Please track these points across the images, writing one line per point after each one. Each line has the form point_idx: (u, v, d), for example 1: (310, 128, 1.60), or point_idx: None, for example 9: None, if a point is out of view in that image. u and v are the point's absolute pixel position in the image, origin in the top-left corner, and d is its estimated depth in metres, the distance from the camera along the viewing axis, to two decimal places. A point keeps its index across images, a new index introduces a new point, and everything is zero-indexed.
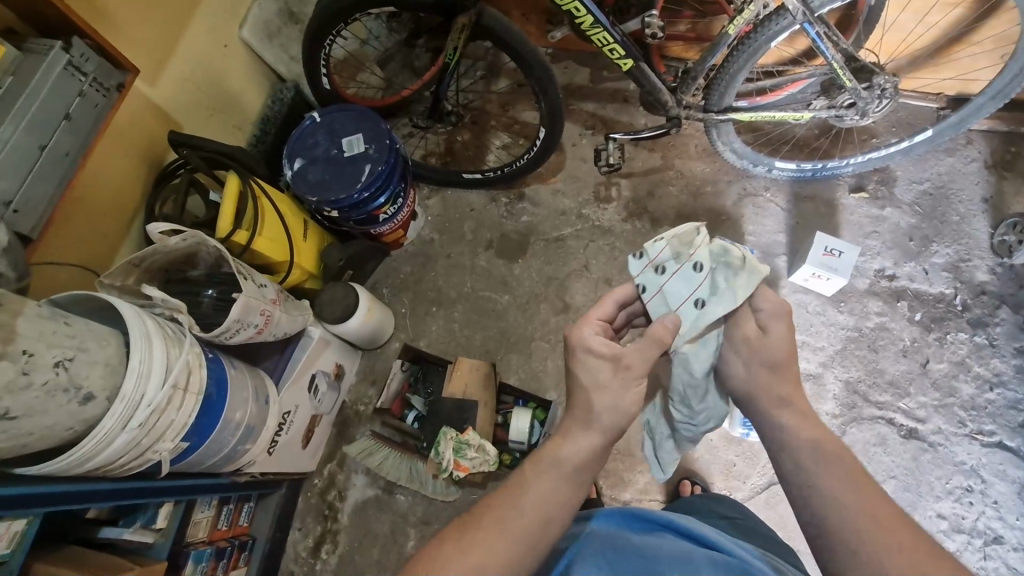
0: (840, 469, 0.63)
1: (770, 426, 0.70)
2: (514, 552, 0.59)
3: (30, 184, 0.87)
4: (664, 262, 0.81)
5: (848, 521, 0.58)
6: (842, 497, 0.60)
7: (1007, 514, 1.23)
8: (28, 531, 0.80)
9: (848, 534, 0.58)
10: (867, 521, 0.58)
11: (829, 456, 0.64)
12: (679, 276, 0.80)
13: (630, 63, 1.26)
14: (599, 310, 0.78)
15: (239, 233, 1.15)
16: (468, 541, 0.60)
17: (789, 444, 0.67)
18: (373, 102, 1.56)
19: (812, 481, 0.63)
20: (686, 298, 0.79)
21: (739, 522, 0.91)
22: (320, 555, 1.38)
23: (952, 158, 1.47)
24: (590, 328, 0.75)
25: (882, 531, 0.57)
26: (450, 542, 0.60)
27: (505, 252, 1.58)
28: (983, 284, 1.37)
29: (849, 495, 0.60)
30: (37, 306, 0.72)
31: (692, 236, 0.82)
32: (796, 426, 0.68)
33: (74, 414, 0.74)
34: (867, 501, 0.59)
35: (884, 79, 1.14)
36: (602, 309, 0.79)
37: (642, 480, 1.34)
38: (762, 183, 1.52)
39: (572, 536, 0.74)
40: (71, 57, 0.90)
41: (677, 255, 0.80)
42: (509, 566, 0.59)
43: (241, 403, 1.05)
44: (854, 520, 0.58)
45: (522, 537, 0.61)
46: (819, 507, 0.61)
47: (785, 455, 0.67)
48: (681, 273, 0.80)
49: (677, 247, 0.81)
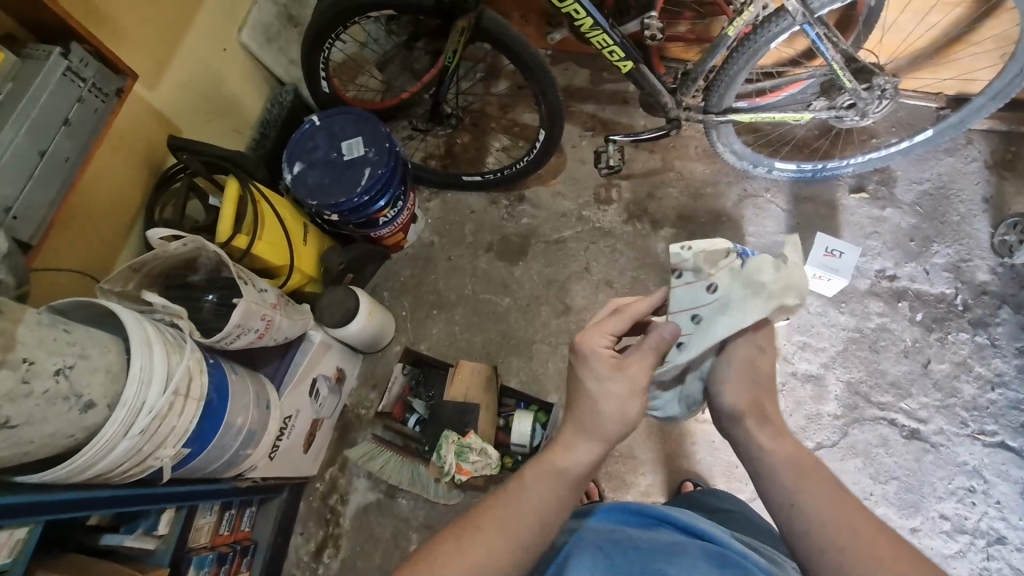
0: (814, 483, 0.64)
1: (754, 440, 0.71)
2: (512, 552, 0.61)
3: (30, 190, 0.87)
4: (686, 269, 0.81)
5: (824, 534, 0.60)
6: (818, 510, 0.61)
7: (1010, 515, 1.22)
8: (31, 538, 0.80)
9: (825, 545, 0.59)
10: (843, 532, 0.59)
11: (804, 470, 0.65)
12: (690, 289, 0.80)
13: (630, 65, 1.26)
14: (617, 323, 0.76)
15: (239, 237, 1.15)
16: (468, 543, 0.61)
17: (765, 460, 0.68)
18: (372, 105, 1.56)
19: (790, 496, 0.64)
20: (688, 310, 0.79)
21: (734, 515, 0.91)
22: (322, 560, 1.38)
23: (952, 158, 1.47)
24: (603, 339, 0.74)
25: (857, 541, 0.58)
26: (451, 543, 0.62)
27: (506, 254, 1.58)
28: (984, 284, 1.37)
29: (823, 507, 0.62)
30: (37, 313, 0.72)
31: (721, 257, 0.79)
32: (770, 444, 0.69)
33: (75, 422, 0.74)
34: (841, 511, 0.61)
35: (884, 79, 1.14)
36: (616, 321, 0.76)
37: (644, 482, 1.34)
38: (763, 184, 1.52)
39: (571, 530, 0.74)
40: (70, 62, 0.89)
41: (697, 269, 0.80)
42: (507, 565, 0.61)
43: (242, 408, 1.05)
44: (829, 532, 0.60)
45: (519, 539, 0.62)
46: (796, 520, 0.62)
47: (761, 471, 0.68)
48: (692, 287, 0.80)
49: (701, 262, 0.79)
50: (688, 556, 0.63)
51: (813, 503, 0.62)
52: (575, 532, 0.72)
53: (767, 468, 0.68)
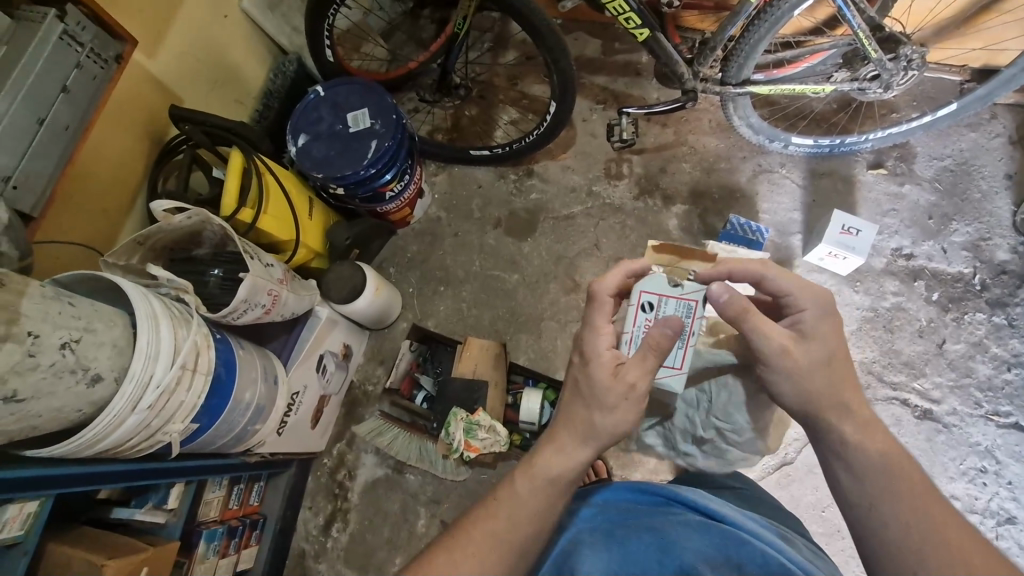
0: (907, 490, 0.61)
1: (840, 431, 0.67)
2: (490, 545, 0.63)
3: (28, 161, 0.84)
4: (685, 285, 0.79)
5: (901, 540, 0.59)
6: (904, 516, 0.60)
7: (1021, 495, 1.22)
8: (42, 512, 0.79)
9: (902, 558, 0.58)
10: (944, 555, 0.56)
11: (909, 492, 0.61)
12: (654, 278, 0.79)
13: (646, 33, 1.20)
14: (604, 316, 0.74)
15: (244, 211, 1.12)
16: (458, 554, 0.63)
17: (849, 452, 0.65)
18: (377, 76, 1.49)
19: (871, 498, 0.62)
20: (658, 295, 0.79)
21: (744, 493, 0.88)
22: (331, 533, 1.39)
23: (976, 133, 1.43)
24: (608, 340, 0.72)
25: (949, 537, 0.57)
26: (440, 556, 0.63)
27: (515, 230, 1.55)
28: (1004, 263, 1.34)
29: (905, 509, 0.60)
30: (41, 286, 0.70)
31: (676, 290, 0.79)
32: (859, 435, 0.66)
33: (83, 396, 0.73)
34: (928, 511, 0.60)
35: (912, 49, 1.09)
36: (608, 315, 0.75)
37: (653, 460, 1.33)
38: (778, 159, 1.48)
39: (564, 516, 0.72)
40: (67, 26, 0.86)
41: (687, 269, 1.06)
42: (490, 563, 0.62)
43: (251, 383, 1.04)
44: (911, 538, 0.59)
45: (499, 541, 0.63)
46: (877, 522, 0.61)
47: (847, 464, 0.65)
48: (695, 291, 0.78)
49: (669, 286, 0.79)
50: (704, 543, 0.59)
51: (899, 510, 0.60)
52: (580, 520, 0.69)
53: (854, 463, 0.65)
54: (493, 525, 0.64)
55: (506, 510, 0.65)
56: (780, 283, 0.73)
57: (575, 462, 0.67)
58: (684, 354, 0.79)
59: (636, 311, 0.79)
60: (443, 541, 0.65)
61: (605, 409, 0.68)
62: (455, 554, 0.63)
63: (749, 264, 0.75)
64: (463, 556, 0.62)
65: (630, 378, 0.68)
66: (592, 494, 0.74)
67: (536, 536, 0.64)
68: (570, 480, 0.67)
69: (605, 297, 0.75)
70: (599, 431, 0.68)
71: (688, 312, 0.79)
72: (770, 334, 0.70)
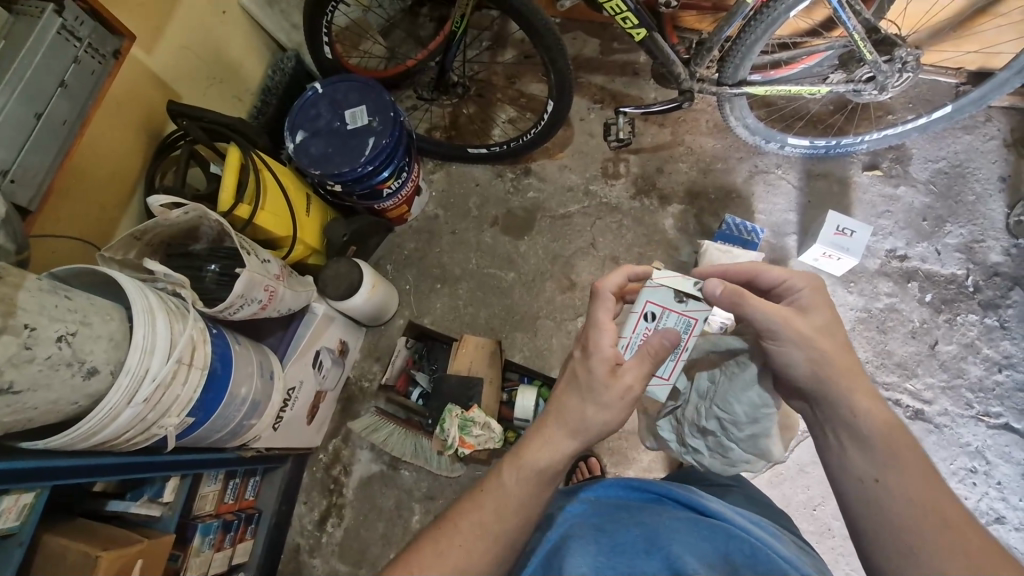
0: (911, 465, 0.63)
1: (848, 407, 0.67)
2: (479, 538, 0.64)
3: (26, 155, 0.85)
4: (688, 299, 0.75)
5: (901, 515, 0.61)
6: (904, 493, 0.62)
7: (1010, 495, 1.23)
8: (38, 503, 0.79)
9: (897, 528, 0.61)
10: (940, 531, 0.59)
11: (910, 473, 0.63)
12: (660, 289, 0.76)
13: (643, 33, 1.20)
14: (608, 313, 0.73)
15: (241, 207, 1.13)
16: (445, 547, 0.64)
17: (856, 424, 0.66)
18: (375, 74, 1.50)
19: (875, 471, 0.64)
20: (660, 306, 0.76)
21: (735, 490, 0.89)
22: (326, 529, 1.40)
23: (971, 136, 1.44)
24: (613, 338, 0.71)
25: (944, 514, 0.60)
26: (428, 551, 0.64)
27: (511, 229, 1.56)
28: (996, 265, 1.36)
29: (911, 487, 0.62)
30: (37, 279, 0.70)
31: (677, 301, 0.76)
32: (867, 412, 0.66)
33: (78, 389, 0.73)
34: (926, 492, 0.62)
35: (906, 51, 1.10)
36: (611, 312, 0.74)
37: (646, 458, 1.34)
38: (774, 160, 1.49)
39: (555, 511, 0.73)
40: (65, 20, 0.87)
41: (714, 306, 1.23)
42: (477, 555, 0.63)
43: (246, 378, 1.04)
44: (912, 514, 0.61)
45: (487, 534, 0.64)
46: (877, 496, 0.63)
47: (852, 437, 0.66)
48: (696, 309, 0.75)
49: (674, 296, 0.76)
50: (689, 535, 0.59)
51: (902, 487, 0.62)
52: (572, 515, 0.70)
53: (860, 435, 0.66)
54: (483, 519, 0.65)
55: (498, 505, 0.65)
56: (771, 276, 0.76)
57: (567, 458, 0.68)
58: (677, 366, 0.78)
59: (637, 318, 0.76)
60: (432, 535, 0.66)
61: (597, 407, 0.69)
62: (443, 548, 0.63)
63: (739, 268, 0.79)
64: (452, 549, 0.63)
65: (626, 379, 0.69)
66: (585, 489, 0.74)
67: (525, 530, 0.65)
68: (560, 474, 0.68)
69: (608, 295, 0.75)
70: (591, 427, 0.68)
71: (687, 329, 0.76)
72: (769, 308, 0.70)
